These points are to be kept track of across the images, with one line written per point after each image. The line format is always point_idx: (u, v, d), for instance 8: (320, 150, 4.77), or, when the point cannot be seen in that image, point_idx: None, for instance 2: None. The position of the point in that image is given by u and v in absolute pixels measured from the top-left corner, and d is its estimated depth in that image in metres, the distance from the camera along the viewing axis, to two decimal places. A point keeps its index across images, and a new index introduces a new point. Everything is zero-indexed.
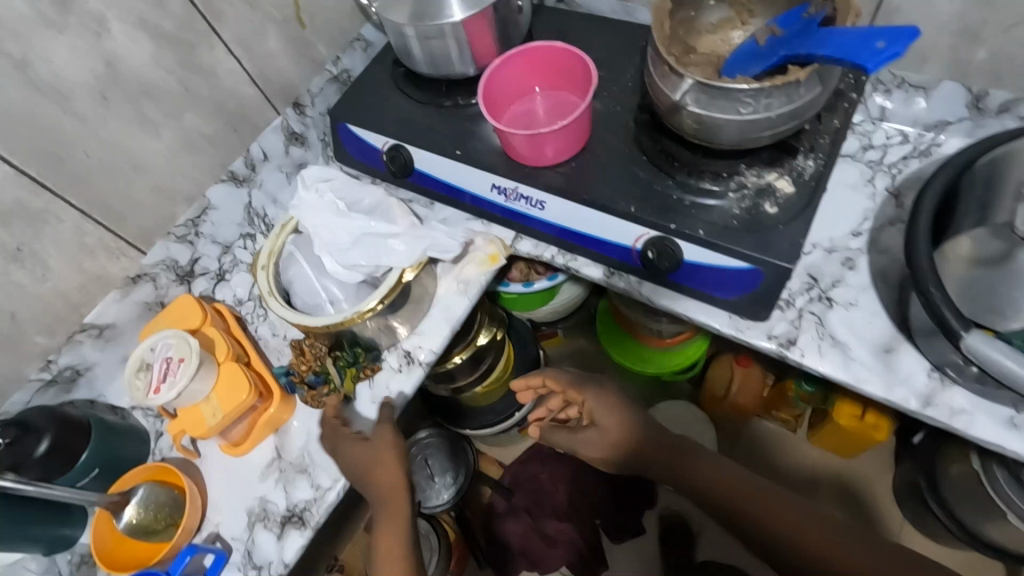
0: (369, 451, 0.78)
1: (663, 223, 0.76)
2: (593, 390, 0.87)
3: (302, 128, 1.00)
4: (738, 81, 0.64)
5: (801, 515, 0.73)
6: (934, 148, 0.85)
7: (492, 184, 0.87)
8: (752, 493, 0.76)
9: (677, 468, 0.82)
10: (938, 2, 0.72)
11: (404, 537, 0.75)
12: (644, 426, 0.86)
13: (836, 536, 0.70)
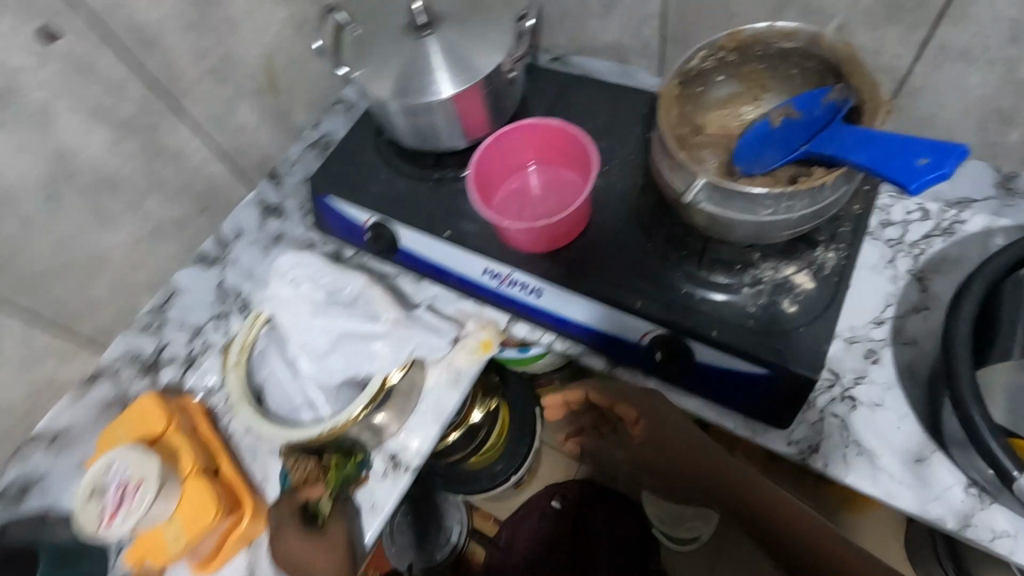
0: (315, 547, 0.70)
1: (673, 321, 0.70)
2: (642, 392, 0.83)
3: (277, 200, 0.92)
4: (756, 187, 0.58)
5: None
6: (957, 226, 0.79)
7: (484, 268, 0.80)
8: None
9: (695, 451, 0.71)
10: (968, 84, 0.66)
11: None
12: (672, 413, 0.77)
13: None
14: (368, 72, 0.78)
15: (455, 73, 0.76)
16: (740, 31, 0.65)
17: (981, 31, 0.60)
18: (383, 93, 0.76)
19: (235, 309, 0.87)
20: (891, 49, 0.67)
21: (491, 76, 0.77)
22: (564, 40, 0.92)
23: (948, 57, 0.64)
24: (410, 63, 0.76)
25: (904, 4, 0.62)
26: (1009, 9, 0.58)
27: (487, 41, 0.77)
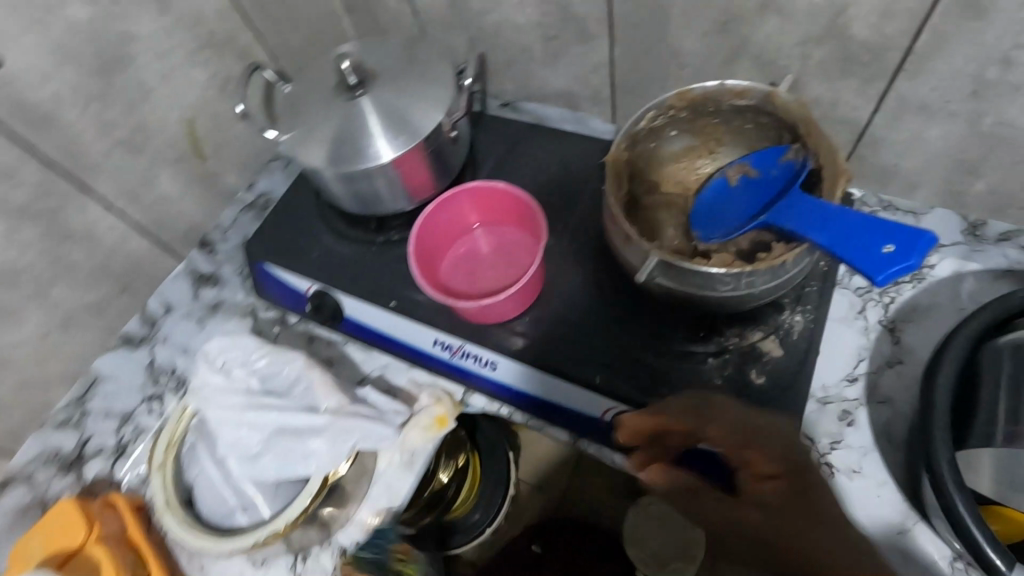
0: None
1: (636, 397, 0.65)
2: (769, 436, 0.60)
3: (212, 268, 0.85)
4: (713, 268, 0.54)
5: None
6: (925, 272, 0.73)
7: (434, 338, 0.74)
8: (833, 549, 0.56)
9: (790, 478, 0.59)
10: (929, 137, 0.62)
11: None
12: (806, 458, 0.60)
13: None
14: (297, 137, 0.72)
15: (393, 133, 0.70)
16: (689, 88, 0.61)
17: (939, 85, 0.57)
18: (316, 160, 0.70)
19: (169, 388, 0.79)
20: (847, 101, 0.63)
21: (434, 134, 0.72)
22: (513, 85, 0.87)
23: (907, 109, 0.61)
24: (343, 127, 0.71)
25: (858, 58, 0.58)
26: (967, 64, 0.54)
27: (425, 99, 0.72)
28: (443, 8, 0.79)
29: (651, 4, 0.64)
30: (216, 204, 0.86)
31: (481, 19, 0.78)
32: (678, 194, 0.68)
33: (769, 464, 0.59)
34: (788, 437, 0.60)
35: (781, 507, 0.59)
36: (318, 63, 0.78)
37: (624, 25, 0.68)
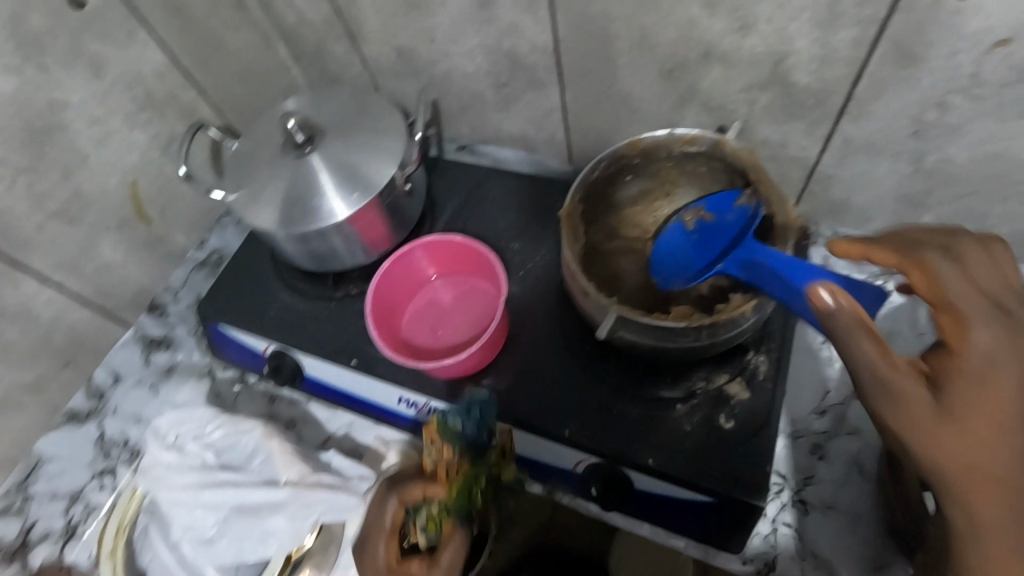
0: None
1: (607, 448, 0.64)
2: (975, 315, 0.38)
3: (164, 331, 0.82)
4: (672, 322, 0.54)
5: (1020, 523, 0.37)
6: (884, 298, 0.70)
7: (398, 396, 0.72)
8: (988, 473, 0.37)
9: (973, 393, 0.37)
10: (875, 173, 0.63)
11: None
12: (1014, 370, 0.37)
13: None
14: (245, 197, 0.70)
15: (347, 190, 0.68)
16: (640, 138, 0.62)
17: (881, 127, 0.58)
18: (267, 222, 0.68)
19: (121, 460, 0.75)
20: (795, 141, 0.64)
21: (389, 188, 0.70)
22: (467, 130, 0.86)
23: (853, 149, 0.62)
24: (292, 186, 0.69)
25: (802, 102, 0.59)
26: (905, 107, 0.55)
27: (378, 151, 0.70)
28: (391, 58, 0.78)
29: (597, 54, 0.64)
30: (165, 265, 0.84)
31: (430, 68, 0.77)
32: (639, 241, 0.65)
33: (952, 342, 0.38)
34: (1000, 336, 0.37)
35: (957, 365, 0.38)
36: (266, 119, 0.76)
37: (571, 73, 0.68)
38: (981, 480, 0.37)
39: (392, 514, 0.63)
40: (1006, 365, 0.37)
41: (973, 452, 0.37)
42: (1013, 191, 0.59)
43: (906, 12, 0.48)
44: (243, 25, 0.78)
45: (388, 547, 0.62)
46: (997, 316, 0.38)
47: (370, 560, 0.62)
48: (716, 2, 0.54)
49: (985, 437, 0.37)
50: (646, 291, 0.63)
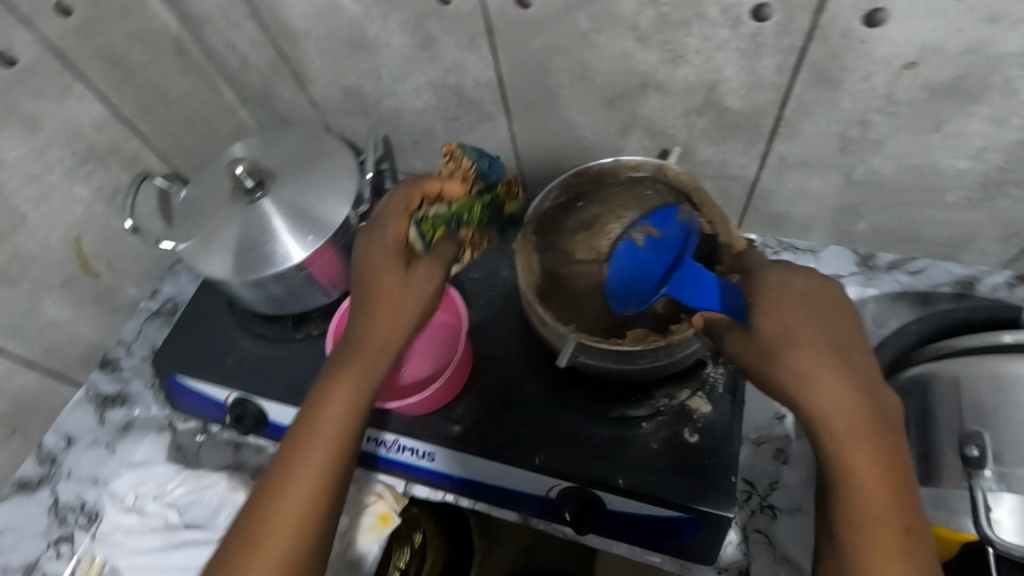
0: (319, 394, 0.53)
1: (578, 473, 0.64)
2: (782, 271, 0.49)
3: (118, 388, 0.80)
4: (627, 344, 0.56)
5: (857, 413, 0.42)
6: None
7: (366, 436, 0.71)
8: (817, 376, 0.43)
9: (793, 321, 0.45)
10: (810, 187, 0.67)
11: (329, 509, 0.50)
12: (815, 306, 0.46)
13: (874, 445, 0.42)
14: (197, 246, 0.69)
15: (301, 233, 0.68)
16: (586, 167, 0.64)
17: (810, 145, 0.61)
18: (221, 270, 0.67)
19: (78, 526, 0.72)
20: (734, 161, 0.67)
21: (346, 227, 0.70)
22: (420, 163, 0.87)
23: (788, 165, 0.65)
24: (245, 233, 0.69)
25: (737, 125, 0.62)
26: (831, 126, 0.58)
27: (330, 191, 0.70)
28: (339, 98, 0.79)
29: (540, 87, 0.66)
30: (117, 318, 0.82)
31: (379, 106, 0.78)
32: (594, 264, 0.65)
33: (779, 286, 0.47)
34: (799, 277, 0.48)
35: (777, 303, 0.46)
36: (214, 165, 0.75)
37: (517, 105, 0.70)
38: (829, 397, 0.42)
39: (408, 196, 0.57)
40: (823, 307, 0.46)
41: (823, 380, 0.43)
42: (936, 197, 0.63)
43: (821, 41, 0.51)
44: (185, 72, 0.78)
45: (381, 254, 0.54)
46: (805, 269, 0.48)
47: (378, 236, 0.55)
48: (647, 36, 0.56)
49: (819, 356, 0.43)
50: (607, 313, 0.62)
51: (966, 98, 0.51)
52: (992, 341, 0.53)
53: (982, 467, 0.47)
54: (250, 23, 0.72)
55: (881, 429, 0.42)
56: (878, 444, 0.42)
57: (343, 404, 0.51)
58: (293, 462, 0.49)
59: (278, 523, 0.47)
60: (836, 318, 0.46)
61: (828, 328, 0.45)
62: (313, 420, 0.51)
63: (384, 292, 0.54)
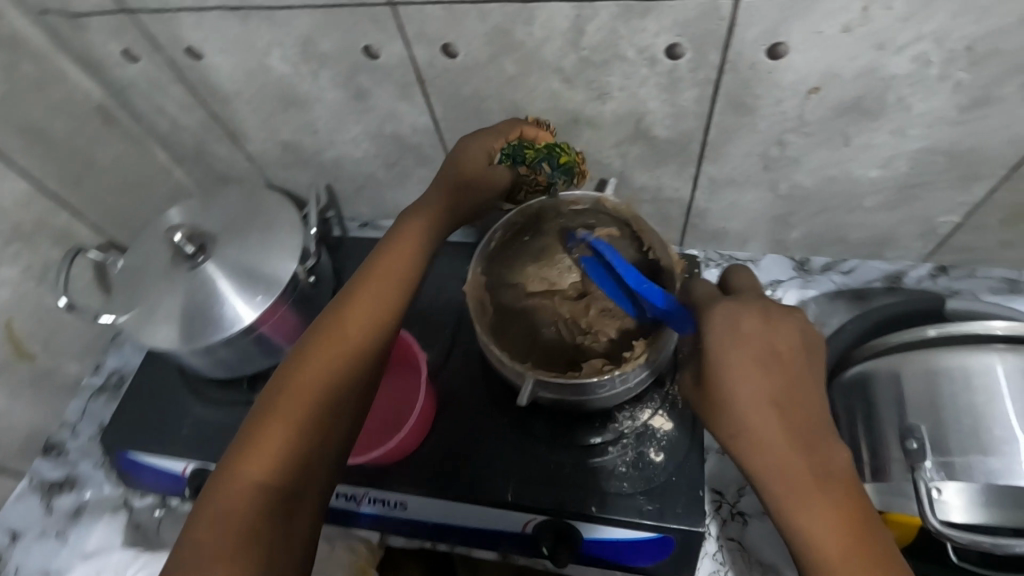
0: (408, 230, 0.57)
1: (550, 505, 0.64)
2: (734, 312, 0.49)
3: (65, 471, 0.76)
4: (582, 377, 0.56)
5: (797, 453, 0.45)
6: None
7: (335, 491, 0.69)
8: (759, 421, 0.46)
9: (739, 370, 0.47)
10: (741, 204, 0.71)
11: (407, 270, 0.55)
12: (762, 351, 0.47)
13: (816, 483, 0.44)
14: (137, 318, 0.67)
15: (249, 293, 0.66)
16: (527, 205, 0.65)
17: (736, 165, 0.65)
18: (165, 341, 0.65)
19: None
20: (669, 184, 0.70)
21: (293, 282, 0.68)
22: (367, 207, 0.87)
23: (719, 185, 0.68)
24: (188, 299, 0.67)
25: (667, 151, 0.65)
26: (752, 147, 0.62)
27: (274, 247, 0.69)
28: (276, 152, 0.78)
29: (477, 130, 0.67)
30: (57, 400, 0.79)
31: (319, 156, 0.78)
32: (545, 295, 0.62)
33: (729, 331, 0.48)
34: (748, 320, 0.48)
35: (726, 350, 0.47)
36: (152, 232, 0.74)
37: None
38: (767, 442, 0.45)
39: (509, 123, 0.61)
40: (769, 353, 0.47)
41: (760, 424, 0.46)
42: (856, 204, 0.67)
43: (732, 73, 0.54)
44: (112, 138, 0.76)
45: (470, 154, 0.59)
46: (756, 311, 0.49)
47: (474, 140, 0.60)
48: (573, 78, 0.58)
49: (759, 403, 0.46)
50: (562, 345, 0.60)
51: (869, 115, 0.55)
52: (918, 336, 0.56)
53: (922, 460, 0.51)
54: (177, 86, 0.71)
55: (829, 481, 0.44)
56: (827, 494, 0.44)
57: (419, 234, 0.57)
58: (373, 272, 0.54)
59: (306, 398, 0.47)
60: (782, 364, 0.47)
61: (771, 373, 0.47)
62: (349, 307, 0.52)
63: (448, 192, 0.59)
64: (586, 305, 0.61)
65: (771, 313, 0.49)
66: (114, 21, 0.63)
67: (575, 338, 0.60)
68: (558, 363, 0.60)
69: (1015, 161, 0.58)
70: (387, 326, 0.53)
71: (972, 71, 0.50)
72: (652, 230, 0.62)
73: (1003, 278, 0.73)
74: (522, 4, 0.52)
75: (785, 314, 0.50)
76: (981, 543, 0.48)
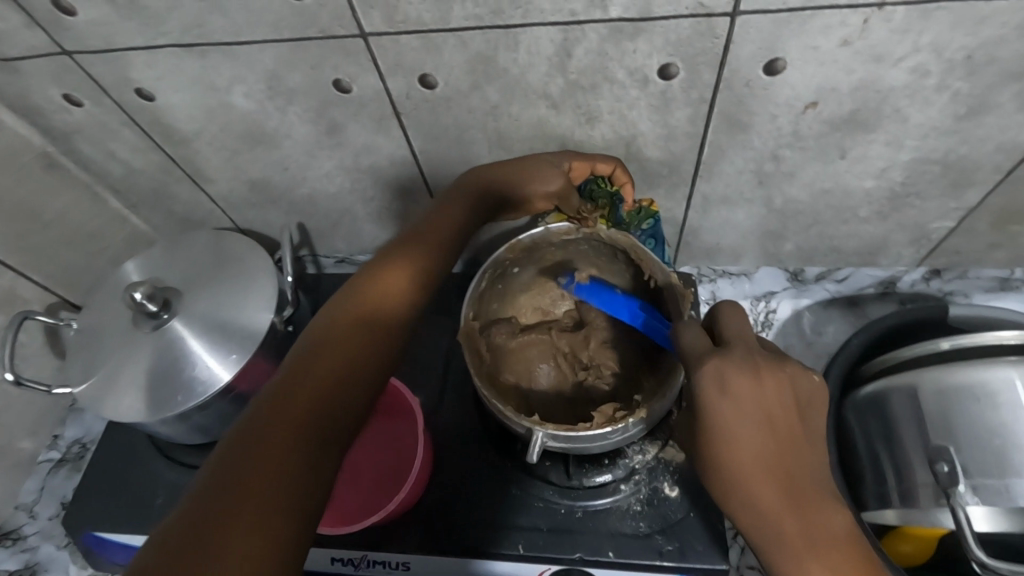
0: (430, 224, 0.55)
1: (565, 554, 0.60)
2: (722, 367, 0.44)
3: (24, 560, 0.69)
4: (598, 426, 0.52)
5: (794, 520, 0.42)
6: (772, 317, 0.76)
7: (331, 556, 0.64)
8: (750, 487, 0.43)
9: (727, 436, 0.43)
10: (735, 220, 0.69)
11: (425, 259, 0.53)
12: (753, 414, 0.43)
13: (815, 545, 0.41)
14: (98, 386, 0.61)
15: (223, 350, 0.61)
16: (518, 241, 0.59)
17: (730, 182, 0.62)
18: (130, 411, 0.59)
19: None
20: (662, 205, 0.67)
21: (271, 334, 0.63)
22: (341, 244, 0.82)
23: (712, 203, 0.66)
24: (155, 363, 0.61)
25: (659, 173, 0.62)
26: (746, 164, 0.60)
27: (247, 298, 0.64)
28: (243, 192, 0.73)
29: (458, 160, 0.64)
30: (11, 479, 0.72)
31: (287, 195, 0.73)
32: (543, 330, 0.63)
33: (715, 393, 0.43)
34: (735, 380, 0.43)
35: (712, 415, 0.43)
36: (108, 288, 0.68)
37: (436, 179, 0.67)
38: (760, 507, 0.43)
39: (604, 158, 0.57)
40: (760, 416, 0.42)
41: (753, 491, 0.43)
42: (850, 214, 0.66)
43: (726, 92, 0.52)
44: (58, 188, 0.69)
45: (527, 173, 0.57)
46: (746, 368, 0.43)
47: (547, 158, 0.57)
48: (560, 103, 0.55)
49: (748, 471, 0.43)
50: (562, 380, 0.61)
51: (865, 128, 0.54)
52: (931, 349, 0.54)
53: (957, 484, 0.49)
54: (128, 130, 0.65)
55: (827, 541, 0.42)
56: (832, 562, 0.41)
57: (440, 221, 0.55)
58: (391, 262, 0.51)
59: (309, 380, 0.43)
60: (776, 427, 0.43)
61: (761, 437, 0.42)
62: (364, 295, 0.49)
63: (472, 191, 0.57)
64: (584, 340, 0.63)
65: (763, 367, 0.43)
66: (53, 64, 0.57)
67: (574, 372, 0.61)
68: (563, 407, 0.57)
69: (1009, 165, 0.57)
70: (406, 315, 0.50)
71: (970, 81, 0.49)
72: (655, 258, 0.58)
73: (994, 278, 0.73)
74: (505, 29, 0.49)
75: (777, 363, 0.44)
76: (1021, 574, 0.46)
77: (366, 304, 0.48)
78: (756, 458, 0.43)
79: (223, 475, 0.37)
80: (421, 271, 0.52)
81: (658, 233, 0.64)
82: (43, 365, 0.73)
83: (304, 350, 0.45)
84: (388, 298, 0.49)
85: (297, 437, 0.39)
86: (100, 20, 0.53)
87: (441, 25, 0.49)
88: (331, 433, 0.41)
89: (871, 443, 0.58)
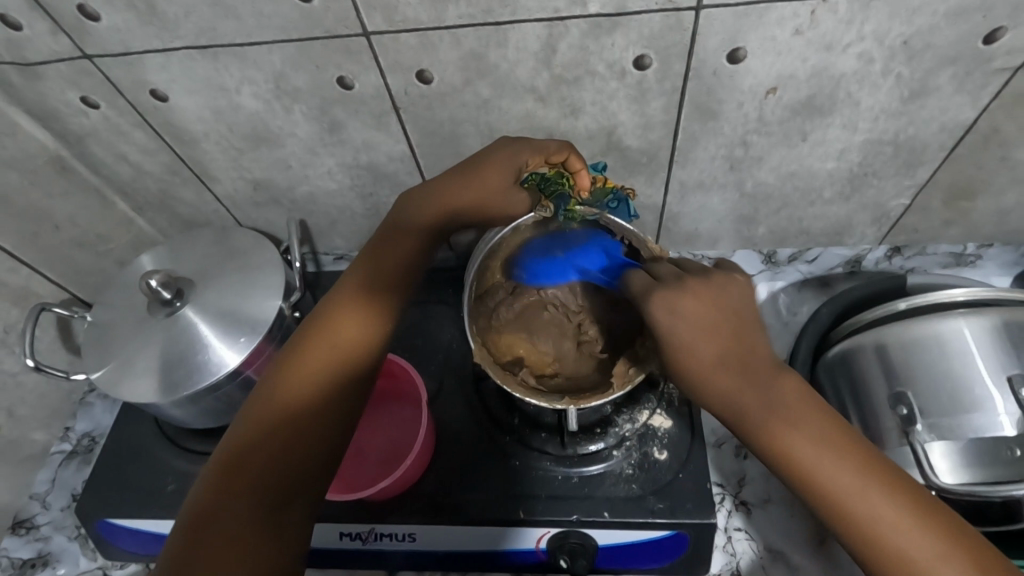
0: (396, 246, 0.58)
1: (563, 516, 0.64)
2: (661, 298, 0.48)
3: (37, 549, 0.71)
4: (619, 390, 0.57)
5: (786, 423, 0.45)
6: None
7: (340, 531, 0.67)
8: (737, 391, 0.46)
9: (695, 359, 0.47)
10: (710, 205, 0.74)
11: (384, 304, 0.56)
12: (707, 328, 0.47)
13: (813, 444, 0.45)
14: (113, 372, 0.64)
15: (233, 336, 0.64)
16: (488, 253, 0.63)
17: (703, 168, 0.68)
18: (145, 394, 0.62)
19: None
20: (643, 192, 0.72)
21: (279, 319, 0.66)
22: (339, 239, 0.85)
23: (689, 188, 0.71)
24: (168, 349, 0.64)
25: (639, 160, 0.67)
26: (717, 150, 0.65)
27: (255, 286, 0.67)
28: (247, 190, 0.77)
29: (452, 154, 0.68)
30: (25, 470, 0.74)
31: (291, 192, 0.77)
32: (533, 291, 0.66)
33: (670, 319, 0.47)
34: (677, 303, 0.47)
35: (675, 343, 0.47)
36: (121, 282, 0.71)
37: (432, 173, 0.71)
38: (755, 410, 0.46)
39: (559, 146, 0.59)
40: (714, 327, 0.47)
41: (742, 397, 0.46)
42: (815, 196, 0.71)
43: (696, 80, 0.57)
44: (70, 189, 0.72)
45: (494, 175, 0.58)
46: (686, 292, 0.48)
47: (508, 154, 0.58)
48: (546, 96, 0.60)
49: (727, 378, 0.46)
50: (559, 325, 0.65)
51: (822, 112, 0.60)
52: (891, 309, 0.61)
53: (915, 423, 0.55)
54: (140, 131, 0.69)
55: (821, 438, 0.45)
56: (818, 436, 0.45)
57: (388, 262, 0.58)
58: (346, 306, 0.55)
59: (236, 454, 0.48)
60: (730, 335, 0.47)
61: (718, 343, 0.46)
62: (306, 350, 0.52)
63: (435, 209, 0.58)
64: (569, 289, 0.66)
65: (712, 282, 0.49)
66: (74, 68, 0.61)
67: (568, 319, 0.66)
68: (578, 386, 0.61)
69: (952, 144, 0.63)
70: (374, 349, 0.54)
71: (910, 65, 0.55)
72: (620, 219, 0.60)
73: (950, 253, 0.79)
74: (495, 26, 0.54)
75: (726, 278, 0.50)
76: (988, 491, 0.50)
77: (318, 349, 0.52)
78: (729, 365, 0.46)
79: (201, 517, 0.45)
80: (373, 314, 0.55)
81: (621, 196, 0.64)
82: (55, 358, 0.75)
83: (253, 407, 0.50)
84: (349, 339, 0.53)
85: (244, 487, 0.47)
86: (119, 26, 0.57)
87: (438, 24, 0.54)
88: (285, 451, 0.48)
89: (837, 399, 0.63)
